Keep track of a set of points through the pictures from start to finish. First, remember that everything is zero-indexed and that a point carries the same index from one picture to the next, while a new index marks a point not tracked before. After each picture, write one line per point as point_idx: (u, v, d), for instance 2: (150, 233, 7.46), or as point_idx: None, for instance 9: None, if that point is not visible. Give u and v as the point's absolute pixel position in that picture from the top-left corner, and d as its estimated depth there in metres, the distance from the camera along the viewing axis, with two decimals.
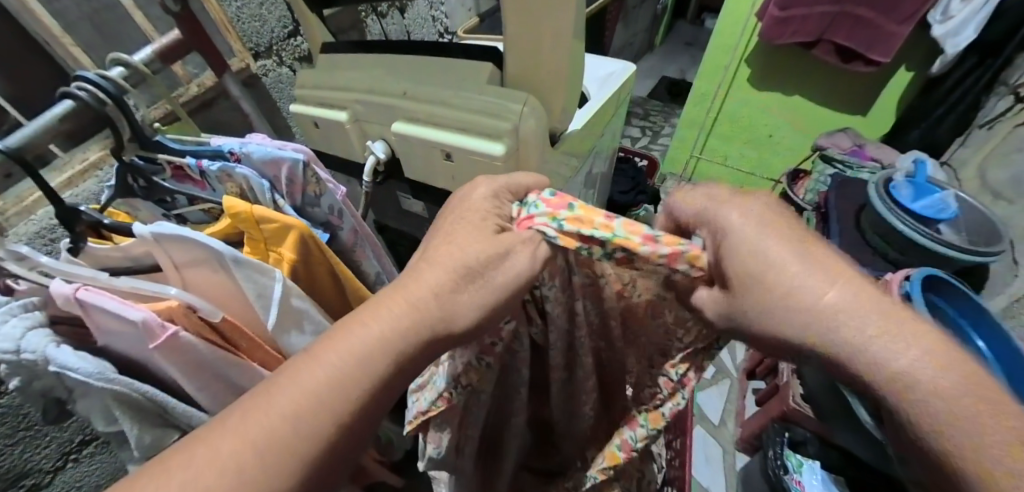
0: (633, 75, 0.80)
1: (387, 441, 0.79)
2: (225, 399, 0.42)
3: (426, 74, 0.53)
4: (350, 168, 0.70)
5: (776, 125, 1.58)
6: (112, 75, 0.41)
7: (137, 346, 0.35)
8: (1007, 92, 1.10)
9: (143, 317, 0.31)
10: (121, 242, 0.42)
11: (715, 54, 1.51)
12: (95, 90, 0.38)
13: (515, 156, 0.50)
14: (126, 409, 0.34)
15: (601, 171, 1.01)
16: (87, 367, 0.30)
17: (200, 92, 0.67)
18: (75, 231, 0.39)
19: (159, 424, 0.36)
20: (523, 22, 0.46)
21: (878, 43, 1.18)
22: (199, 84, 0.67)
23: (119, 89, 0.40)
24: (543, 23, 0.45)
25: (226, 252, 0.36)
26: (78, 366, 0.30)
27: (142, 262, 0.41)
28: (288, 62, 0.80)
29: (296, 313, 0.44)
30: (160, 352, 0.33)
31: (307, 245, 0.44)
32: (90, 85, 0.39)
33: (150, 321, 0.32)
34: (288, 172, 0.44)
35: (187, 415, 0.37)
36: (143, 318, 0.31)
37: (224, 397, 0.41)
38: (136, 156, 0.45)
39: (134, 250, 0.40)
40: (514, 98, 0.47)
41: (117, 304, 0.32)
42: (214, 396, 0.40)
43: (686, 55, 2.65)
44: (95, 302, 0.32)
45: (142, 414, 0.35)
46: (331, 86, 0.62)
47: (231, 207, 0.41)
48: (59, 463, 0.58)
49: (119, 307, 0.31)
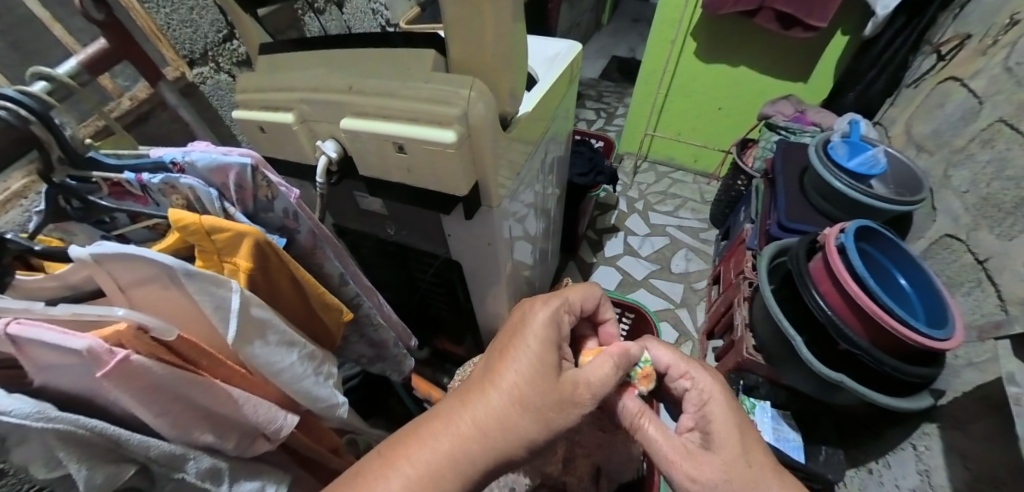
0: (580, 53, 0.83)
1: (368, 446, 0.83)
2: (189, 424, 0.42)
3: (373, 69, 0.54)
4: (300, 172, 0.69)
5: (724, 96, 1.65)
6: (33, 89, 0.40)
7: (80, 379, 0.36)
8: (932, 50, 1.23)
9: (88, 346, 0.32)
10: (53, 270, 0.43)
11: (662, 29, 1.56)
12: (17, 107, 0.37)
13: (467, 145, 0.51)
14: (71, 448, 0.33)
15: (558, 154, 1.04)
16: (23, 407, 0.30)
17: (134, 105, 0.64)
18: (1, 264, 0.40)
19: (110, 460, 0.36)
20: (466, 9, 0.47)
21: (816, 9, 1.26)
22: (132, 98, 0.64)
23: (43, 105, 0.40)
24: (485, 4, 0.46)
25: (178, 266, 0.38)
26: (12, 409, 0.30)
27: (80, 289, 0.43)
28: (226, 68, 0.77)
29: (257, 322, 0.45)
30: (110, 379, 0.34)
31: (262, 250, 0.46)
32: (11, 103, 0.38)
33: (96, 348, 0.32)
34: (237, 177, 0.45)
35: (144, 446, 0.37)
36: (88, 346, 0.32)
37: (186, 422, 0.41)
38: (67, 177, 0.45)
39: (72, 277, 0.41)
40: (461, 84, 0.49)
41: (58, 335, 0.32)
42: (174, 421, 0.40)
43: (634, 32, 2.69)
44: (31, 334, 0.33)
45: (91, 452, 0.35)
46: (275, 88, 0.61)
47: (178, 219, 0.42)
48: None
49: (59, 339, 0.32)
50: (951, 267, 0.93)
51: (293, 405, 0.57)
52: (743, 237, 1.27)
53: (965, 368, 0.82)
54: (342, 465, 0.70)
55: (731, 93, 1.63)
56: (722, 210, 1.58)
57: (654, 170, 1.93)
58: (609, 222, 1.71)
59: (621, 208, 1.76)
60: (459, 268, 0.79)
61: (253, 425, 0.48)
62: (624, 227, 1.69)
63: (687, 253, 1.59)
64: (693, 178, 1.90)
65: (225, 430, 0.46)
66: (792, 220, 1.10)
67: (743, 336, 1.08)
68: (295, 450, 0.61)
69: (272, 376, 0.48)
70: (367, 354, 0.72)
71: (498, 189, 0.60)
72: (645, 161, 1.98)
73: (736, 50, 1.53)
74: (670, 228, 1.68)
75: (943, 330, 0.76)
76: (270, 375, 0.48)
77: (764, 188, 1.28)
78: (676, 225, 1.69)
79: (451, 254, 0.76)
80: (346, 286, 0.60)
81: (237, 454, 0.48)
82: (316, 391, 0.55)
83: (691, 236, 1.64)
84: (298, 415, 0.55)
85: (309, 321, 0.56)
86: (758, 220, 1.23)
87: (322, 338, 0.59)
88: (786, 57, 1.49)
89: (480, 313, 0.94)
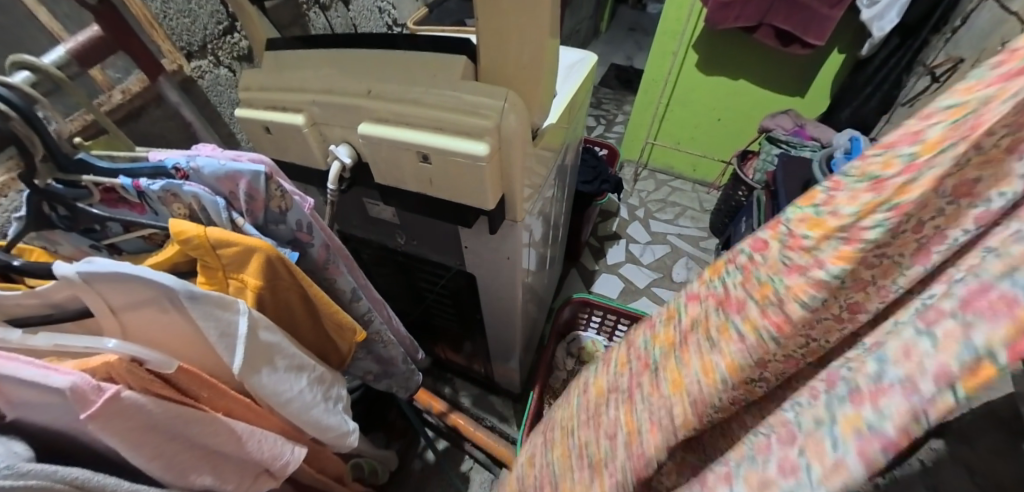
0: (596, 65, 0.80)
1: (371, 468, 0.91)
2: (184, 465, 0.37)
3: (394, 72, 0.51)
4: (307, 177, 0.65)
5: (722, 108, 1.66)
6: (15, 81, 0.36)
7: (60, 418, 0.32)
8: (925, 72, 1.25)
9: (71, 383, 0.28)
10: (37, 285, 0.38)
11: (663, 40, 1.56)
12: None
13: (497, 156, 0.48)
14: None
15: (568, 163, 1.01)
16: None
17: (126, 100, 0.59)
18: None
19: None
20: (504, 18, 0.45)
21: (814, 25, 1.27)
22: (124, 91, 0.59)
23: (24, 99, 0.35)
24: (519, 12, 0.44)
25: (181, 288, 0.34)
26: None
27: (64, 309, 0.37)
28: (226, 62, 0.71)
29: (266, 348, 0.41)
30: (94, 421, 0.30)
31: (274, 267, 0.41)
32: None
33: (81, 385, 0.28)
34: (247, 186, 0.41)
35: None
36: (71, 384, 0.28)
37: (183, 464, 0.37)
38: (53, 180, 0.40)
39: (55, 295, 0.35)
40: (496, 94, 0.46)
41: (37, 371, 0.28)
42: (168, 464, 0.35)
43: (631, 41, 2.71)
44: (3, 370, 0.28)
45: None
46: (281, 88, 0.56)
47: (179, 231, 0.38)
48: None
49: (37, 374, 0.28)
50: None
51: (299, 434, 0.53)
52: None
53: None
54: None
55: (730, 106, 1.65)
56: (721, 219, 1.59)
57: (653, 178, 1.94)
58: (611, 230, 1.70)
59: (622, 215, 1.76)
60: (472, 278, 0.76)
61: (257, 461, 0.44)
62: (624, 234, 1.68)
63: (688, 261, 1.59)
64: (693, 187, 1.90)
65: (224, 469, 0.41)
66: None
67: None
68: (297, 480, 0.57)
69: (280, 407, 0.44)
70: (373, 371, 0.67)
71: (523, 203, 0.57)
72: (645, 169, 1.98)
73: (736, 64, 1.54)
74: (671, 236, 1.68)
75: None
76: (278, 405, 0.44)
77: (765, 200, 1.29)
78: (676, 233, 1.69)
79: (464, 266, 0.73)
80: (358, 301, 0.56)
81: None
82: (326, 419, 0.51)
83: (691, 245, 1.65)
84: (305, 447, 0.51)
85: (318, 338, 0.53)
86: None
87: (330, 357, 0.55)
88: (785, 72, 1.51)
89: (488, 325, 0.90)
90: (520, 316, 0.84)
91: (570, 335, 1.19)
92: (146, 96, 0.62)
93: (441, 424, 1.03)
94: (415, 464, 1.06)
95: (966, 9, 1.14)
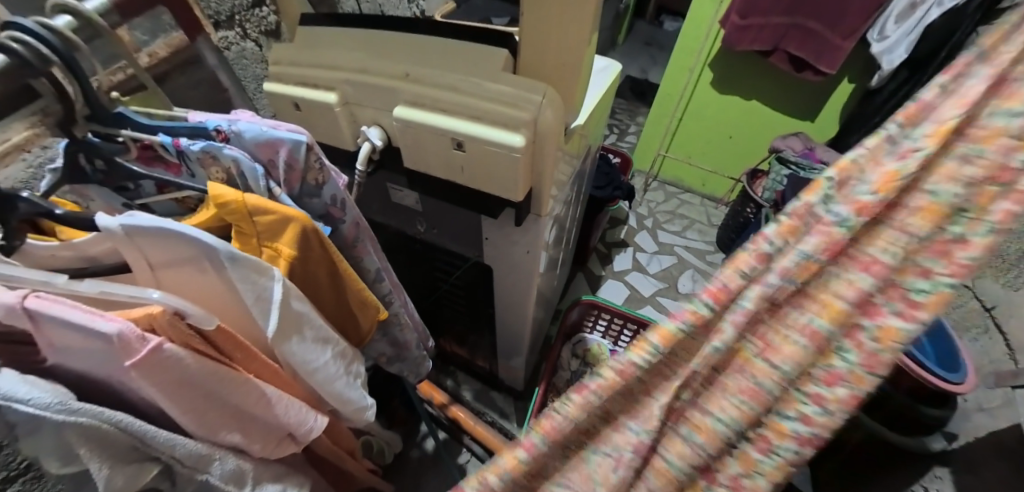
0: (620, 74, 0.79)
1: (377, 451, 0.91)
2: (215, 420, 0.39)
3: (433, 57, 0.50)
4: (334, 156, 0.65)
5: (734, 127, 1.68)
6: (56, 24, 0.35)
7: (103, 365, 0.34)
8: None
9: (118, 331, 0.29)
10: (70, 236, 0.39)
11: (680, 56, 1.58)
12: (37, 42, 0.33)
13: (531, 150, 0.48)
14: (92, 446, 0.32)
15: (586, 166, 1.02)
16: (43, 397, 0.29)
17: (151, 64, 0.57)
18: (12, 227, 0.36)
19: (132, 459, 0.36)
20: (545, 12, 0.44)
21: (826, 53, 1.28)
22: (150, 55, 0.56)
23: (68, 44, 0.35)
24: (567, 6, 0.43)
25: (222, 249, 0.34)
26: (32, 398, 0.29)
27: (102, 262, 0.39)
28: (252, 36, 0.68)
29: (296, 316, 0.42)
30: (138, 369, 0.31)
31: (306, 238, 0.42)
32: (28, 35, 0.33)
33: (126, 334, 0.29)
34: (286, 155, 0.41)
35: (169, 444, 0.36)
36: (117, 331, 0.29)
37: (214, 420, 0.39)
38: (90, 132, 0.40)
39: (93, 249, 0.38)
40: (534, 88, 0.46)
41: (85, 317, 0.29)
42: (202, 418, 0.38)
43: (646, 56, 2.74)
44: (49, 311, 0.30)
45: (109, 448, 0.33)
46: (314, 65, 0.55)
47: (217, 195, 0.38)
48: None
49: (85, 320, 0.29)
50: (957, 311, 1.03)
51: (319, 404, 0.55)
52: None
53: (977, 413, 0.91)
54: (355, 467, 0.70)
55: (742, 125, 1.66)
56: (728, 235, 1.60)
57: (663, 190, 1.95)
58: (618, 237, 1.71)
59: (630, 223, 1.77)
60: (487, 271, 0.76)
61: (283, 426, 0.46)
62: (632, 242, 1.69)
63: (694, 274, 1.60)
64: (701, 201, 1.92)
65: (252, 430, 0.44)
66: None
67: None
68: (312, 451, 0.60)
69: (306, 376, 0.46)
70: (387, 353, 0.68)
71: (550, 197, 0.58)
72: (654, 180, 1.99)
73: (751, 84, 1.55)
74: (677, 248, 1.69)
75: (957, 374, 0.86)
76: (304, 374, 0.46)
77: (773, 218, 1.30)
78: (683, 245, 1.70)
79: (481, 257, 0.73)
80: (380, 282, 0.57)
81: (262, 456, 0.47)
82: (346, 392, 0.52)
83: (697, 258, 1.66)
84: (326, 416, 0.53)
85: (340, 312, 0.53)
86: None
87: (350, 334, 0.56)
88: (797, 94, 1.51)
89: (497, 320, 0.91)
90: (530, 314, 0.85)
91: (575, 336, 1.19)
92: (174, 61, 0.59)
93: (442, 416, 1.03)
94: (414, 453, 1.09)
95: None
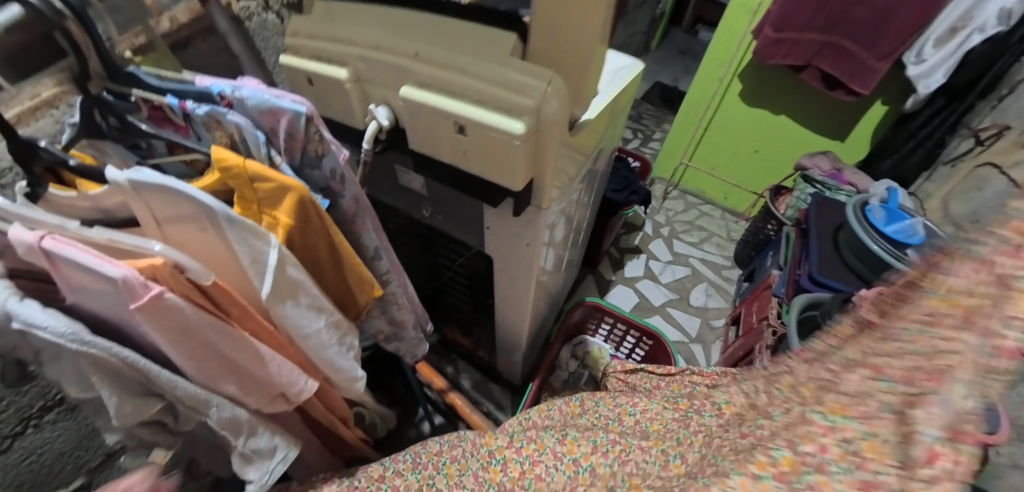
0: (642, 74, 0.77)
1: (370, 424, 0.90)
2: (211, 370, 0.40)
3: (444, 38, 0.49)
4: (347, 134, 0.65)
5: (763, 141, 1.60)
6: None
7: (111, 305, 0.35)
8: (970, 134, 1.23)
9: (123, 275, 0.30)
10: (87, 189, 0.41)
11: (710, 66, 1.52)
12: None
13: (532, 140, 0.47)
14: (102, 374, 0.34)
15: (600, 167, 1.00)
16: (61, 326, 0.31)
17: (174, 28, 0.57)
18: (34, 173, 0.38)
19: (139, 393, 0.37)
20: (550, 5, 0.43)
21: (861, 75, 1.21)
22: (173, 19, 0.57)
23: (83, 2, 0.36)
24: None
25: (219, 209, 0.34)
26: (48, 325, 0.30)
27: (114, 215, 0.40)
28: (275, 8, 0.69)
29: (291, 283, 0.41)
30: (142, 313, 0.32)
31: (305, 209, 0.41)
32: None
33: (131, 279, 0.30)
34: (287, 124, 0.41)
35: (171, 386, 0.37)
36: (122, 276, 0.29)
37: (210, 369, 0.40)
38: (105, 90, 0.42)
39: (105, 201, 0.38)
40: (541, 76, 0.45)
41: (94, 259, 0.30)
42: (199, 365, 0.39)
43: (679, 64, 2.67)
44: (61, 252, 0.31)
45: (120, 381, 0.35)
46: (329, 39, 0.55)
47: (221, 159, 0.38)
48: (19, 429, 0.60)
49: (94, 262, 0.30)
50: None
51: (313, 370, 0.55)
52: (769, 283, 1.24)
53: None
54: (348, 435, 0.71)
55: (771, 140, 1.59)
56: (747, 252, 1.53)
57: (683, 199, 1.90)
58: (633, 243, 1.67)
59: (646, 230, 1.72)
60: (489, 261, 0.75)
61: (274, 385, 0.46)
62: (646, 250, 1.65)
63: (707, 287, 1.55)
64: (721, 214, 1.86)
65: (247, 385, 0.44)
66: (823, 274, 1.08)
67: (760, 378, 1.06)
68: (307, 413, 0.61)
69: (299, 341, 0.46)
70: (385, 331, 0.68)
71: (551, 191, 0.56)
72: (675, 189, 1.94)
73: (781, 99, 1.48)
74: (693, 259, 1.64)
75: None
76: (296, 338, 0.46)
77: (795, 236, 1.25)
78: (699, 257, 1.65)
79: (484, 247, 0.72)
80: (379, 260, 0.56)
81: (257, 408, 0.47)
82: (337, 361, 0.52)
83: (713, 272, 1.60)
84: (317, 381, 0.53)
85: (335, 284, 0.53)
86: (787, 267, 1.20)
87: (347, 308, 0.56)
88: (829, 114, 1.43)
89: (498, 313, 0.90)
90: (530, 310, 0.84)
91: (577, 338, 1.16)
92: (195, 27, 0.60)
93: (440, 401, 1.04)
94: (411, 432, 1.09)
95: (1015, 77, 1.13)
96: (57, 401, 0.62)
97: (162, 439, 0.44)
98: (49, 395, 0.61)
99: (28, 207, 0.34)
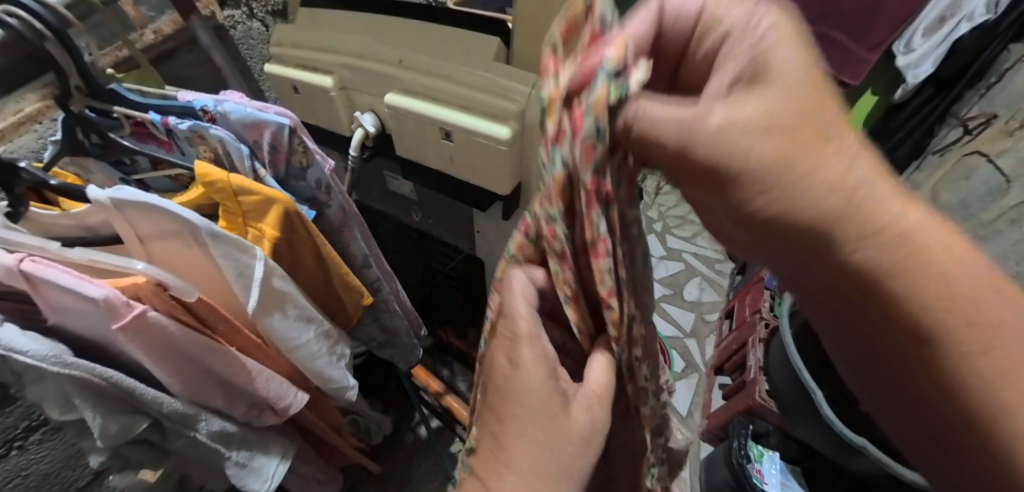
0: None
1: (365, 430, 0.90)
2: (199, 385, 0.41)
3: (428, 43, 0.49)
4: (334, 141, 0.65)
5: None
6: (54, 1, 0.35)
7: (95, 325, 0.35)
8: (957, 124, 1.20)
9: (104, 295, 0.30)
10: (72, 207, 0.40)
11: None
12: (30, 17, 0.33)
13: (518, 144, 0.47)
14: (87, 395, 0.34)
15: None
16: (44, 349, 0.31)
17: (158, 40, 0.57)
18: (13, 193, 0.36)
19: (126, 411, 0.37)
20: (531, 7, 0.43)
21: (850, 64, 1.08)
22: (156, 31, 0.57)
23: (63, 22, 0.35)
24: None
25: (203, 225, 0.34)
26: (31, 349, 0.30)
27: (98, 232, 0.39)
28: (259, 15, 0.67)
29: (278, 294, 0.42)
30: (126, 333, 0.32)
31: (290, 220, 0.41)
32: (23, 11, 0.33)
33: (112, 299, 0.30)
34: (271, 136, 0.41)
35: (156, 402, 0.37)
36: (103, 296, 0.30)
37: (197, 384, 0.40)
38: (86, 107, 0.41)
39: (89, 218, 0.37)
40: (524, 80, 0.45)
41: (75, 281, 0.30)
42: (185, 380, 0.39)
43: None
44: (42, 275, 0.31)
45: (106, 400, 0.35)
46: (313, 46, 0.55)
47: (204, 174, 0.38)
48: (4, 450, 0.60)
49: (74, 284, 0.30)
50: None
51: (302, 380, 0.55)
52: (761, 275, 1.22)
53: None
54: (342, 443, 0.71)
55: None
56: None
57: None
58: None
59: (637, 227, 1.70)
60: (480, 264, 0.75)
61: (263, 399, 0.46)
62: None
63: (701, 283, 1.54)
64: None
65: (235, 398, 0.44)
66: None
67: (756, 379, 1.03)
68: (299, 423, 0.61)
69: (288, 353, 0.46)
70: (377, 338, 0.68)
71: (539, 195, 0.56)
72: None
73: None
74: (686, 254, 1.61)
75: None
76: (285, 350, 0.46)
77: None
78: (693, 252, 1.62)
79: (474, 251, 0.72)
80: (368, 268, 0.56)
81: (246, 420, 0.47)
82: (328, 371, 0.52)
83: (706, 268, 1.58)
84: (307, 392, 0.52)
85: (323, 292, 0.53)
86: None
87: (337, 316, 0.56)
88: None
89: None
90: None
91: None
92: (179, 39, 0.60)
93: (436, 404, 1.04)
94: (408, 436, 1.10)
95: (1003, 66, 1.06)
96: (43, 420, 0.62)
97: (149, 456, 0.44)
98: (34, 414, 0.61)
99: (8, 230, 0.34)
